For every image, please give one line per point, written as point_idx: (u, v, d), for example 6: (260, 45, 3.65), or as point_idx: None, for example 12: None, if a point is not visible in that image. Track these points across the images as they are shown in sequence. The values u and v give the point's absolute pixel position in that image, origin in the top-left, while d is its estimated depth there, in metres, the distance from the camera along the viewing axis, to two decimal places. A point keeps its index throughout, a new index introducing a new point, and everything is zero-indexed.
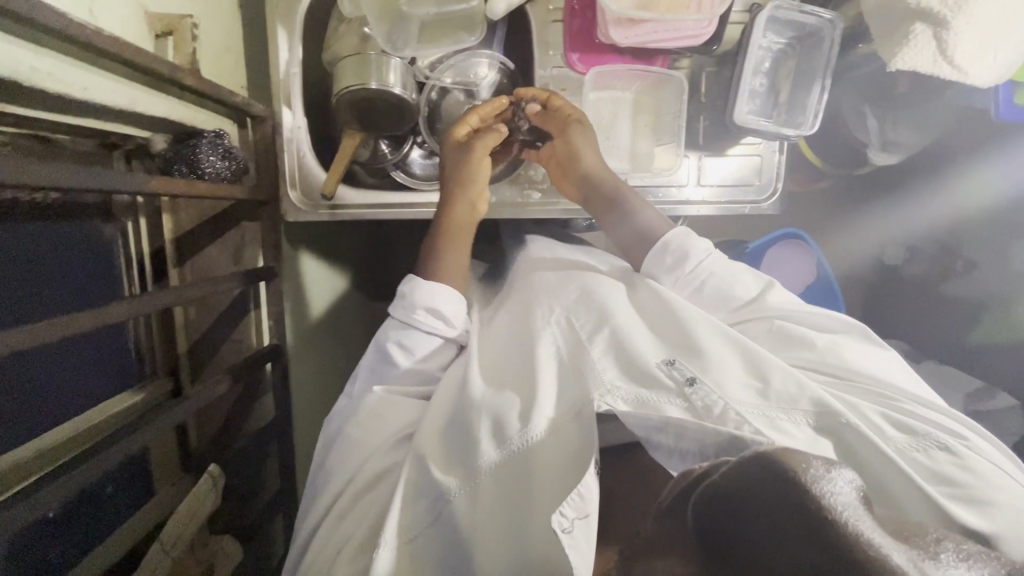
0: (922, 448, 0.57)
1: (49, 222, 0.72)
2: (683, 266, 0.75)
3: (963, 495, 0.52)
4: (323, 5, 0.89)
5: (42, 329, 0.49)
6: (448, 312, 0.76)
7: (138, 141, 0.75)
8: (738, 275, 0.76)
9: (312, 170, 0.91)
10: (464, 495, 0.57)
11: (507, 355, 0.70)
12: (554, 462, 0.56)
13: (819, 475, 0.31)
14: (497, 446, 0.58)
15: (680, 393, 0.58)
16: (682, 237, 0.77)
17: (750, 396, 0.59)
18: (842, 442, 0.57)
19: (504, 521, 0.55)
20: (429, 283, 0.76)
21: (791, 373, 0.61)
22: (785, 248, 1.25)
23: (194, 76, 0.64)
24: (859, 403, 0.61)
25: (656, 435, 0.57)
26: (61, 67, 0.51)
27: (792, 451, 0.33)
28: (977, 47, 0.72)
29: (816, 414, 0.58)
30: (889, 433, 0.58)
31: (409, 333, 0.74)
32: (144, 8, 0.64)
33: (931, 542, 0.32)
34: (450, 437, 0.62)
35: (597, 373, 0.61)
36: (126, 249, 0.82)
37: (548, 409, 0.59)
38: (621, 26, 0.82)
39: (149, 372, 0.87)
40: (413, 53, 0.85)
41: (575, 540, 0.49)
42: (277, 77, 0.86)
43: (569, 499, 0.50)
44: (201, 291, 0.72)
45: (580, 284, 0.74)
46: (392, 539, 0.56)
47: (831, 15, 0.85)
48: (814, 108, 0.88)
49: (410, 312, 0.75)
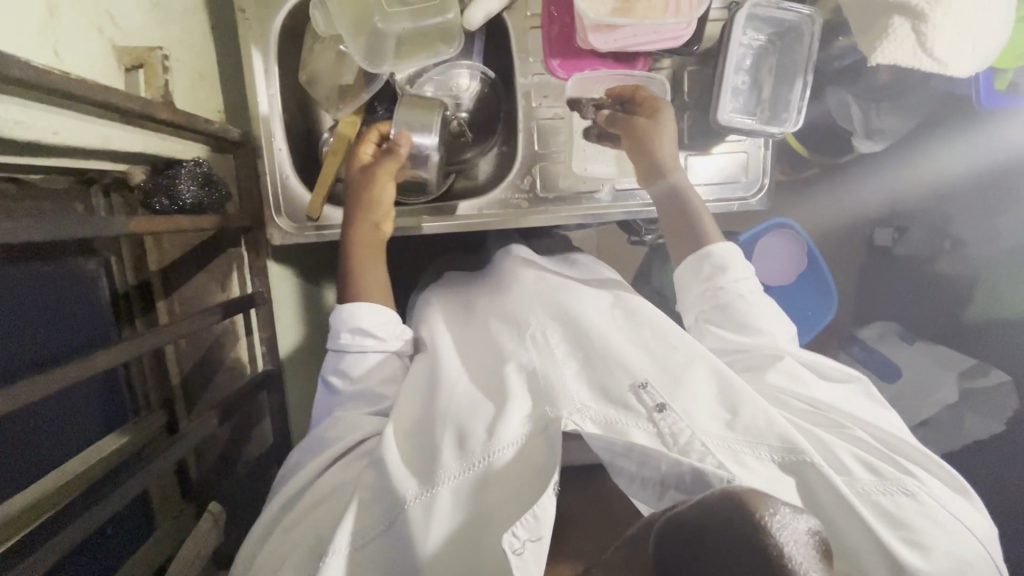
0: (886, 490, 0.57)
1: (33, 263, 0.72)
2: (719, 278, 0.75)
3: (912, 542, 0.53)
4: (298, 22, 0.88)
5: (35, 384, 0.49)
6: (375, 328, 0.73)
7: (115, 175, 0.74)
8: (760, 304, 0.75)
9: (295, 187, 0.87)
10: (421, 505, 0.55)
11: (485, 363, 0.70)
12: (514, 482, 0.56)
13: (782, 519, 0.30)
14: (459, 458, 0.57)
15: (649, 419, 0.58)
16: (726, 257, 0.75)
17: (717, 427, 0.59)
18: (804, 483, 0.57)
19: (462, 543, 0.54)
20: (350, 307, 0.74)
21: (760, 407, 0.61)
22: (774, 239, 1.24)
23: (168, 110, 0.63)
24: (831, 441, 0.61)
25: (621, 461, 0.55)
26: (30, 114, 0.50)
27: (759, 492, 0.32)
28: (955, 38, 0.72)
29: (782, 451, 0.58)
30: (853, 472, 0.59)
31: (343, 359, 0.73)
32: (113, 42, 0.63)
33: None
34: (413, 444, 0.61)
35: (567, 392, 0.60)
36: (112, 285, 0.82)
37: (517, 427, 0.59)
38: (599, 32, 0.81)
39: (143, 405, 0.87)
40: (391, 68, 0.85)
41: (523, 561, 0.48)
42: (254, 100, 0.84)
43: (523, 520, 0.49)
44: (191, 327, 0.71)
45: (561, 299, 0.73)
46: (344, 548, 0.55)
47: (809, 10, 0.85)
48: (797, 105, 0.89)
49: (337, 338, 0.73)
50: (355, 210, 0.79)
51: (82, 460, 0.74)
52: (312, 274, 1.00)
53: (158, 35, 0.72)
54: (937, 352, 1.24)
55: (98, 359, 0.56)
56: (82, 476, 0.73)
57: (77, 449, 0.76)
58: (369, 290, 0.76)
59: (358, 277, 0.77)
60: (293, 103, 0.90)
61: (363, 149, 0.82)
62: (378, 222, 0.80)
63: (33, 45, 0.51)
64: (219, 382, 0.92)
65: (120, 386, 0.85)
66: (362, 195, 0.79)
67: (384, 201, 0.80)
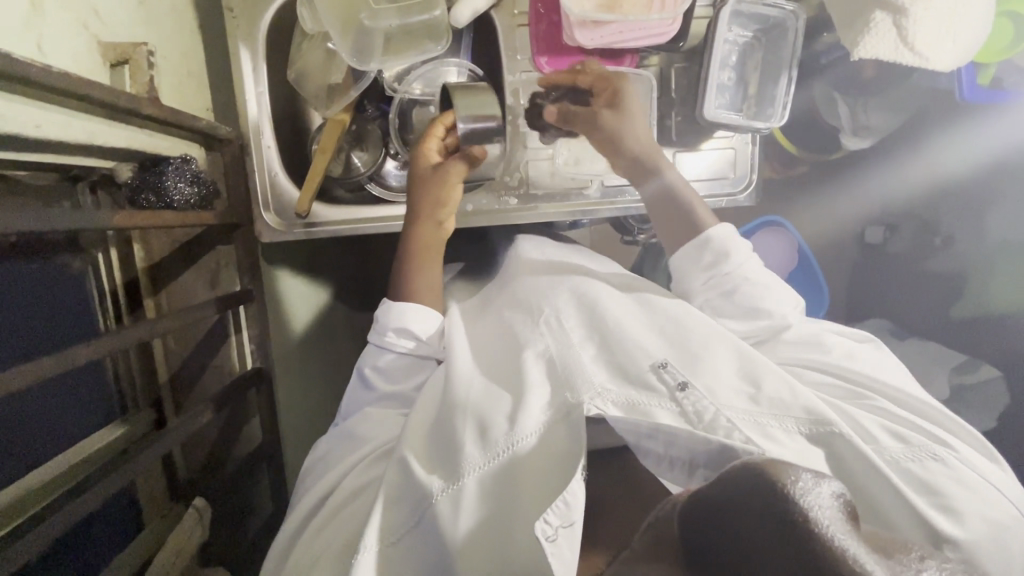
0: (914, 457, 0.57)
1: (20, 260, 0.72)
2: (719, 266, 0.76)
3: (946, 507, 0.53)
4: (286, 20, 0.88)
5: (18, 375, 0.49)
6: (419, 330, 0.74)
7: (102, 171, 0.74)
8: (774, 284, 0.77)
9: (284, 184, 0.87)
10: (448, 500, 0.54)
11: (497, 353, 0.69)
12: (541, 470, 0.55)
13: (807, 486, 0.30)
14: (481, 447, 0.57)
15: (672, 398, 0.58)
16: (725, 239, 0.77)
17: (742, 402, 0.58)
18: (832, 452, 0.56)
19: (490, 535, 0.53)
20: (397, 305, 0.75)
21: (783, 379, 0.61)
22: (764, 235, 1.24)
23: (154, 105, 0.63)
24: (853, 411, 0.61)
25: (647, 442, 0.55)
26: (12, 105, 0.51)
27: (780, 461, 0.32)
28: (936, 32, 0.73)
29: (809, 423, 0.57)
30: (879, 440, 0.59)
31: (384, 356, 0.74)
32: (97, 37, 0.64)
33: (914, 559, 0.30)
34: (436, 440, 0.61)
35: (586, 375, 0.61)
36: (99, 282, 0.81)
37: (538, 414, 0.58)
38: (585, 28, 0.82)
39: (132, 402, 0.87)
40: (380, 65, 0.84)
41: (557, 548, 0.48)
42: (242, 97, 0.84)
43: (554, 506, 0.49)
44: (178, 322, 0.70)
45: (573, 287, 0.73)
46: (373, 543, 0.55)
47: (793, 6, 0.86)
48: (782, 100, 0.89)
49: (383, 334, 0.75)
50: (424, 207, 0.79)
51: (69, 458, 0.74)
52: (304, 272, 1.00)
53: (144, 31, 0.72)
54: (930, 347, 1.24)
55: (79, 352, 0.56)
56: (69, 473, 0.72)
57: (62, 446, 0.76)
58: (420, 295, 0.77)
59: (413, 281, 0.78)
60: (280, 101, 0.90)
61: (431, 143, 0.80)
62: (444, 221, 0.80)
63: (16, 38, 0.52)
64: (208, 380, 0.92)
65: (108, 384, 0.84)
66: (431, 194, 0.79)
67: (452, 199, 0.80)
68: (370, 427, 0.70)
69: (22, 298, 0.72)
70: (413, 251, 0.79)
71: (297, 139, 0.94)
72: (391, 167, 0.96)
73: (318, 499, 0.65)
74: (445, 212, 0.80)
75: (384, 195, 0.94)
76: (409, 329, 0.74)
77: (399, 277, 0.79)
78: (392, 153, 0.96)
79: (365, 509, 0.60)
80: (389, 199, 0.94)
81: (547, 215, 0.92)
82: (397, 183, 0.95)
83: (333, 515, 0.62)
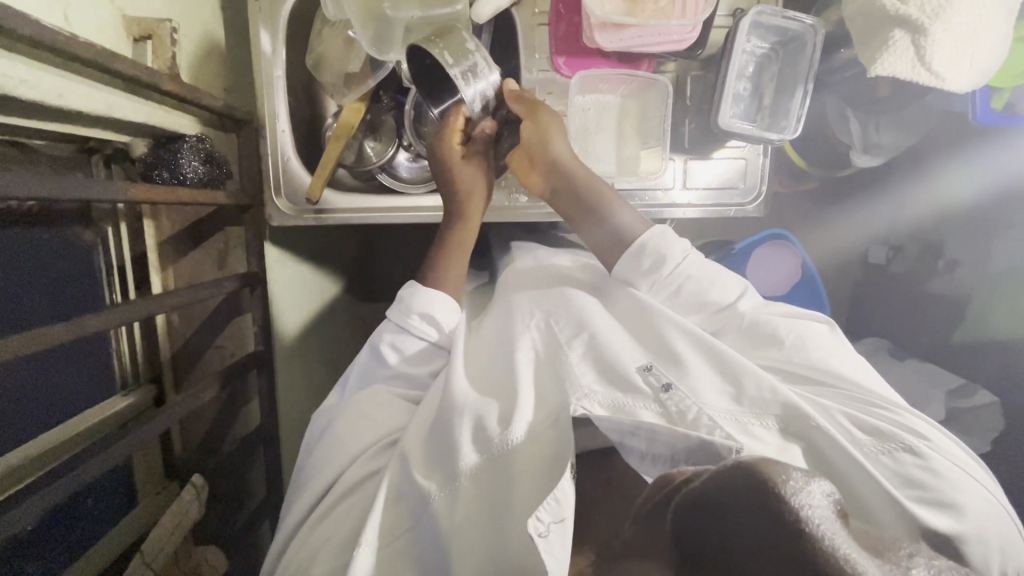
0: (889, 451, 0.57)
1: (35, 228, 0.73)
2: (660, 270, 0.72)
3: (927, 498, 0.52)
4: (308, 7, 0.88)
5: (27, 340, 0.49)
6: (443, 317, 0.74)
7: (117, 146, 0.75)
8: (717, 278, 0.74)
9: (297, 170, 0.88)
10: (443, 498, 0.56)
11: (490, 360, 0.69)
12: (534, 468, 0.55)
13: (797, 486, 0.31)
14: (477, 449, 0.57)
15: (656, 398, 0.58)
16: (659, 240, 0.73)
17: (724, 402, 0.59)
18: (812, 448, 0.57)
19: (481, 529, 0.54)
20: (426, 289, 0.74)
21: (764, 376, 0.60)
22: (773, 248, 1.23)
23: (174, 82, 0.63)
24: (831, 406, 0.61)
25: (629, 440, 0.56)
26: (35, 73, 0.52)
27: (772, 461, 0.33)
28: (953, 54, 0.74)
29: (784, 418, 0.58)
30: (856, 435, 0.58)
31: (405, 338, 0.73)
32: (122, 12, 0.65)
33: (903, 557, 0.31)
34: (432, 443, 0.61)
35: (575, 377, 0.61)
36: (108, 256, 0.82)
37: (528, 415, 0.58)
38: (606, 30, 0.82)
39: (133, 377, 0.87)
40: (398, 56, 0.85)
41: (550, 544, 0.48)
42: (260, 81, 0.85)
43: (546, 503, 0.49)
44: (187, 298, 0.71)
45: (561, 292, 0.73)
46: (371, 541, 0.55)
47: (813, 20, 0.86)
48: (797, 113, 0.89)
49: (406, 316, 0.73)
50: (448, 204, 0.83)
51: (71, 427, 0.75)
52: (309, 259, 1.00)
53: (166, 9, 0.73)
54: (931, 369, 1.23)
55: (89, 322, 0.56)
56: (66, 444, 0.73)
57: (63, 416, 0.76)
58: (447, 283, 0.78)
59: (442, 275, 0.78)
60: (298, 87, 0.90)
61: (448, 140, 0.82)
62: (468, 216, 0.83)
63: (41, 7, 0.52)
64: (209, 360, 0.93)
65: (110, 358, 0.85)
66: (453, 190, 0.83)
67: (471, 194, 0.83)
68: (375, 412, 0.69)
69: (33, 268, 0.73)
70: (439, 246, 0.81)
71: (312, 126, 0.95)
72: (403, 159, 0.98)
73: (318, 491, 0.65)
74: (467, 206, 0.82)
75: (393, 184, 0.94)
76: (430, 316, 0.73)
77: (428, 264, 0.80)
78: (406, 144, 0.97)
79: (367, 502, 0.61)
80: (399, 189, 0.94)
81: (554, 214, 0.93)
82: (408, 175, 0.96)
83: (338, 499, 0.62)
